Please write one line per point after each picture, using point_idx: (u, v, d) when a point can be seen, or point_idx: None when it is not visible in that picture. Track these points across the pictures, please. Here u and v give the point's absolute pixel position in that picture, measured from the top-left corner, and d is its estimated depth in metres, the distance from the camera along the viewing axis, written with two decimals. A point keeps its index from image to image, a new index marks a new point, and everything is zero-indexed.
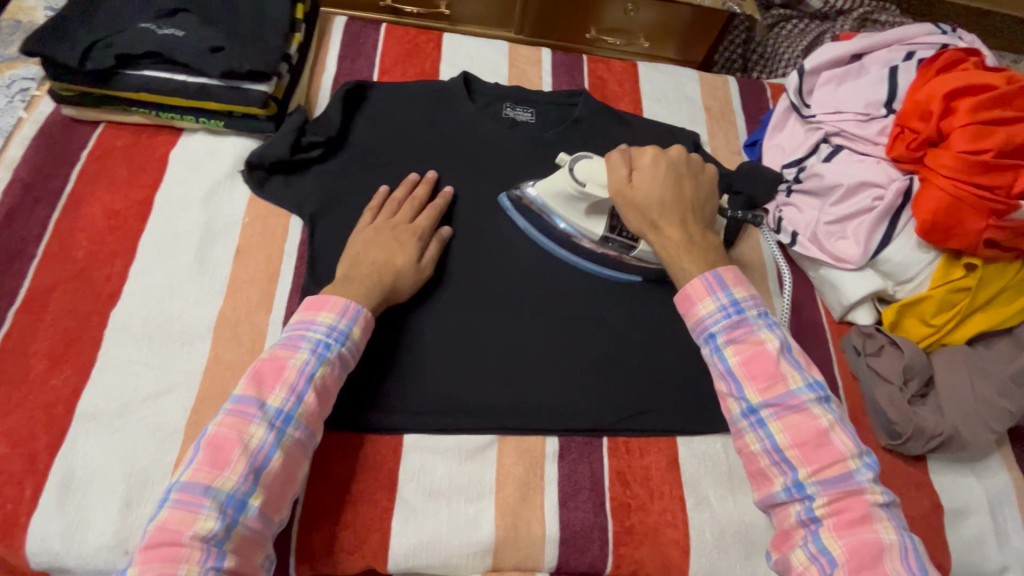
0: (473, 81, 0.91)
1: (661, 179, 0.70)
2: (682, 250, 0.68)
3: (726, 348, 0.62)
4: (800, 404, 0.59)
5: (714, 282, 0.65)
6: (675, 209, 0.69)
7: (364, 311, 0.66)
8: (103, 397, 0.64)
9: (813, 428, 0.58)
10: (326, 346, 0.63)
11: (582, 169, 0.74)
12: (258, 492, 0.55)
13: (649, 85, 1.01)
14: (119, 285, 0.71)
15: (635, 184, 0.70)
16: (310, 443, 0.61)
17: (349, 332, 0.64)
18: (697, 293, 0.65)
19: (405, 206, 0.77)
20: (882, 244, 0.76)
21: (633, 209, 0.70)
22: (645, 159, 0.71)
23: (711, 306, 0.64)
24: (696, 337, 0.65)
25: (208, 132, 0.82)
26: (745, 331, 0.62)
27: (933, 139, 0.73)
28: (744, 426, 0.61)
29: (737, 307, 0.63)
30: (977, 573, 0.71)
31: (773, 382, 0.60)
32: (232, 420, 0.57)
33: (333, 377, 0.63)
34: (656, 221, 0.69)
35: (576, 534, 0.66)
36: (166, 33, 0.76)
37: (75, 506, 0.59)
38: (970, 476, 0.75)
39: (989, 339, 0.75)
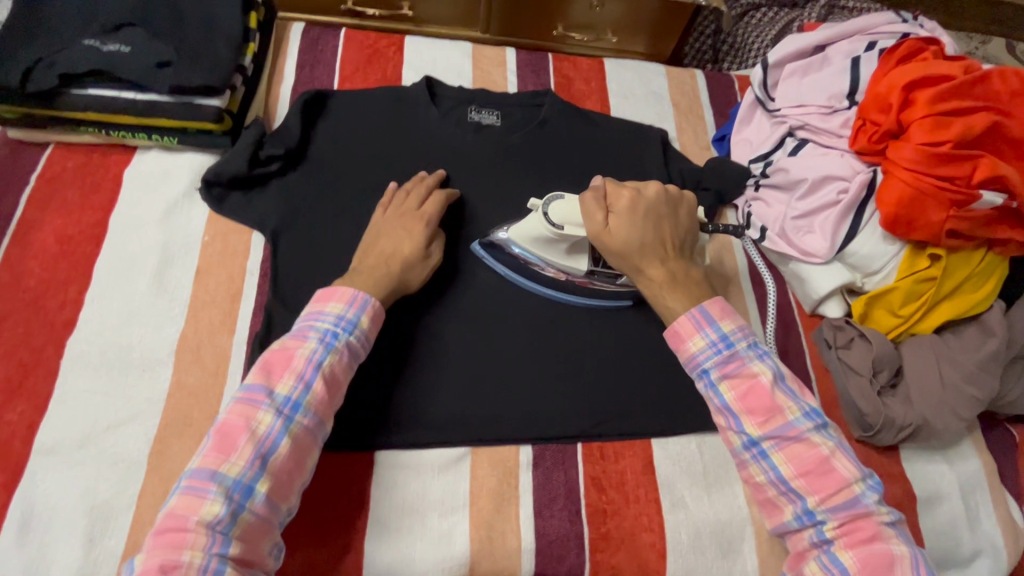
0: (436, 86, 0.89)
1: (639, 223, 0.69)
2: (667, 289, 0.68)
3: (721, 385, 0.62)
4: (799, 433, 0.60)
5: (701, 318, 0.64)
6: (656, 249, 0.69)
7: (373, 301, 0.65)
8: (62, 429, 0.63)
9: (814, 457, 0.59)
10: (335, 336, 0.62)
11: (557, 211, 0.71)
12: (264, 479, 0.54)
13: (616, 82, 1.00)
14: (75, 312, 0.69)
15: (613, 229, 0.69)
16: (319, 432, 0.59)
17: (358, 321, 0.63)
18: (686, 330, 0.64)
19: (410, 194, 0.76)
20: (849, 236, 0.76)
21: (614, 254, 0.69)
22: (621, 201, 0.70)
23: (700, 343, 0.64)
24: (689, 372, 0.65)
25: (163, 149, 0.80)
26: (737, 365, 0.62)
27: (894, 130, 0.73)
28: (748, 459, 0.61)
29: (727, 341, 0.63)
30: (951, 558, 0.72)
31: (770, 415, 0.60)
32: (241, 407, 0.56)
33: (343, 366, 0.62)
34: (639, 264, 0.68)
35: (552, 543, 0.66)
36: (110, 49, 0.73)
37: (35, 543, 0.58)
38: (942, 463, 0.76)
39: (957, 327, 0.75)
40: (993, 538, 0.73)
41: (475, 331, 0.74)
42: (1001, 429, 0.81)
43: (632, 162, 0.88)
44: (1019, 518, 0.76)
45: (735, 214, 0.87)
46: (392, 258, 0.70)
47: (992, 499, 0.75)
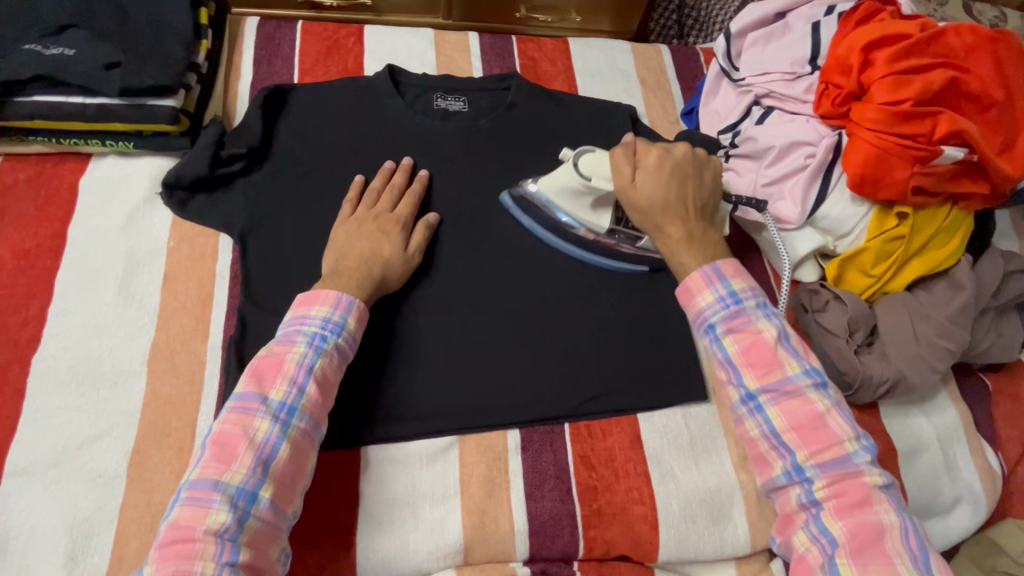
0: (399, 74, 0.87)
1: (664, 179, 0.68)
2: (685, 248, 0.66)
3: (726, 338, 0.61)
4: (797, 390, 0.59)
5: (712, 274, 0.63)
6: (679, 208, 0.67)
7: (357, 301, 0.64)
8: (34, 448, 0.61)
9: (809, 413, 0.58)
10: (323, 338, 0.60)
11: (587, 164, 0.72)
12: (267, 485, 0.53)
13: (582, 61, 0.99)
14: (38, 329, 0.67)
15: (638, 184, 0.68)
16: (316, 434, 0.58)
17: (345, 323, 0.62)
18: (695, 285, 0.63)
19: (385, 193, 0.76)
20: (819, 200, 0.77)
21: (636, 209, 0.68)
22: (650, 157, 0.69)
23: (709, 297, 0.62)
24: (695, 327, 0.64)
25: (119, 155, 0.78)
26: (743, 320, 0.61)
27: (856, 92, 0.74)
28: (744, 414, 0.61)
29: (735, 297, 0.62)
30: (933, 507, 0.75)
31: (770, 369, 0.59)
32: (236, 416, 0.55)
33: (334, 368, 0.61)
34: (659, 221, 0.67)
35: (545, 524, 0.66)
36: (53, 53, 0.70)
37: (15, 565, 0.56)
38: (920, 416, 0.78)
39: (927, 283, 0.77)
40: (971, 484, 0.76)
41: (452, 319, 0.73)
42: (975, 379, 0.83)
43: (602, 141, 0.88)
44: (995, 464, 0.78)
45: None
46: (371, 257, 0.69)
47: (969, 447, 0.78)
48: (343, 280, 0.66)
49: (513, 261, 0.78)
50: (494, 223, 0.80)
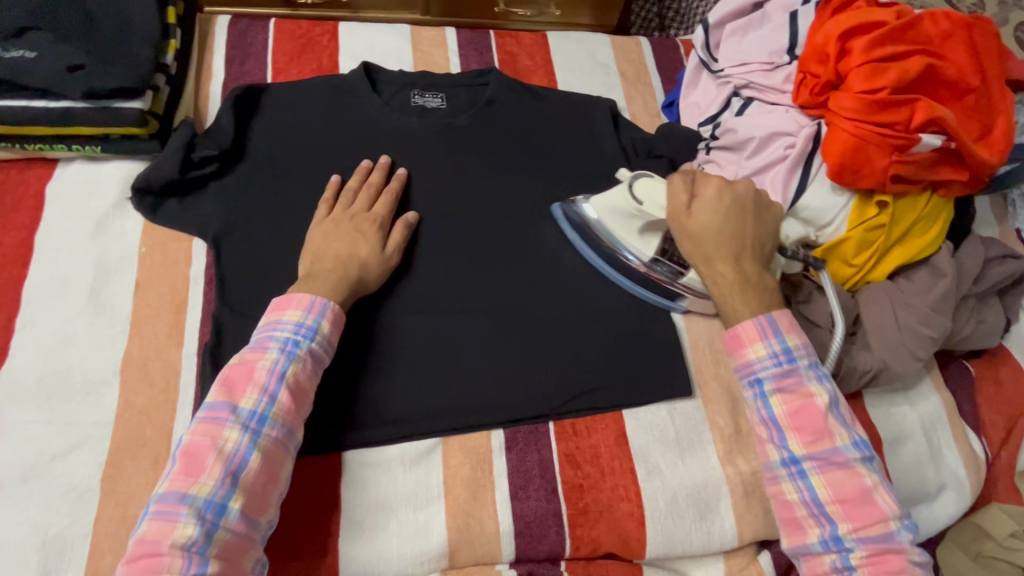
0: (375, 72, 0.86)
1: (722, 214, 0.69)
2: (734, 288, 0.67)
3: (773, 398, 0.62)
4: (845, 460, 0.59)
5: (767, 326, 0.64)
6: (732, 245, 0.68)
7: (332, 305, 0.63)
8: (4, 463, 0.59)
9: (856, 485, 0.58)
10: (295, 344, 0.59)
11: (641, 187, 0.74)
12: (237, 496, 0.52)
13: (562, 55, 0.98)
14: (5, 340, 0.65)
15: (692, 215, 0.70)
16: (291, 442, 0.57)
17: (318, 327, 0.61)
18: (748, 335, 0.64)
19: (362, 193, 0.74)
20: (799, 190, 0.76)
21: (689, 239, 0.70)
22: (709, 189, 0.70)
23: (761, 351, 0.63)
24: (740, 379, 0.65)
25: (87, 159, 0.76)
26: (794, 381, 0.62)
27: (834, 81, 0.73)
28: (783, 476, 0.60)
29: (788, 355, 0.62)
30: (918, 495, 0.75)
31: (819, 437, 0.60)
32: (205, 428, 0.54)
33: (309, 374, 0.59)
34: (711, 256, 0.68)
35: (531, 524, 0.65)
36: (14, 56, 0.68)
37: None
38: (904, 405, 0.78)
39: (909, 271, 0.77)
40: (955, 470, 0.76)
41: (433, 320, 0.72)
42: (957, 365, 0.84)
43: (583, 137, 0.87)
44: (979, 449, 0.79)
45: None
46: (348, 259, 0.68)
47: (953, 434, 0.78)
48: (322, 283, 0.65)
49: (494, 260, 0.77)
50: (474, 221, 0.79)
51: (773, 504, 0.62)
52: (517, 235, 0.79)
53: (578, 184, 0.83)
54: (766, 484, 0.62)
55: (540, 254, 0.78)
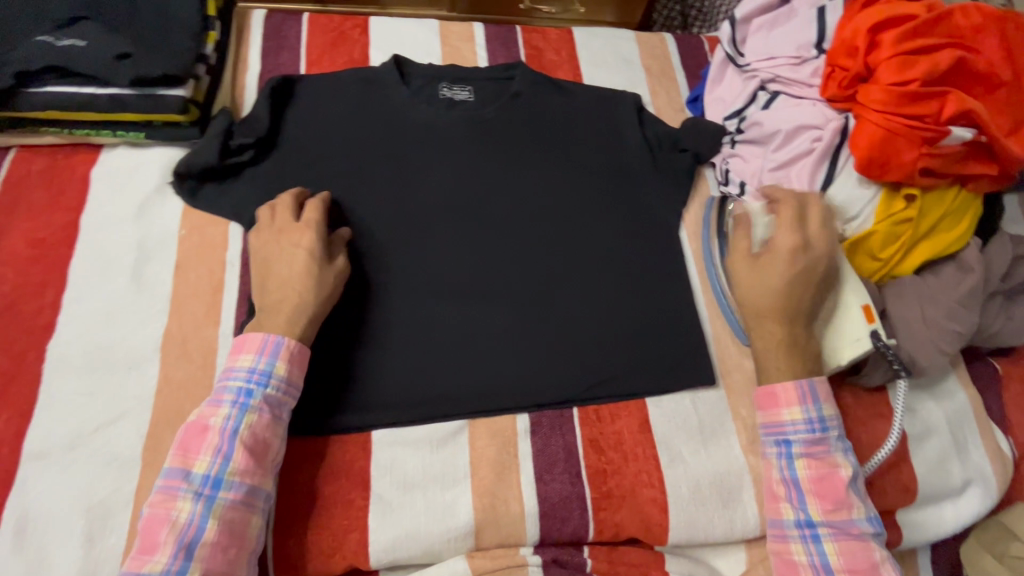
0: (405, 65, 0.88)
1: (789, 271, 0.68)
2: (778, 347, 0.68)
3: (799, 460, 0.64)
4: (860, 533, 0.62)
5: (807, 392, 0.65)
6: (789, 305, 0.68)
7: (285, 342, 0.62)
8: (51, 432, 0.62)
9: (866, 557, 0.61)
10: (248, 394, 0.60)
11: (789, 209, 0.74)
12: (192, 567, 0.53)
13: (587, 50, 0.99)
14: (53, 316, 0.67)
15: (757, 268, 0.70)
16: (251, 503, 0.57)
17: (273, 370, 0.61)
18: (786, 397, 0.66)
19: (279, 216, 0.70)
20: (826, 183, 0.77)
21: (749, 288, 0.70)
22: (783, 244, 0.70)
23: (797, 415, 0.65)
24: (766, 435, 0.67)
25: (130, 145, 0.78)
26: (823, 450, 0.64)
27: (862, 75, 0.73)
28: (794, 536, 0.63)
29: (822, 424, 0.65)
30: (943, 490, 0.75)
31: (838, 506, 0.62)
32: (161, 499, 0.55)
33: (268, 426, 0.60)
34: (763, 313, 0.69)
35: (555, 506, 0.66)
36: (66, 44, 0.71)
37: (34, 547, 0.57)
38: (929, 400, 0.78)
39: (935, 266, 0.77)
40: (981, 466, 0.76)
41: (459, 307, 0.73)
42: (983, 362, 0.83)
43: (608, 130, 0.88)
44: (1005, 447, 0.78)
45: (712, 173, 0.88)
46: (284, 291, 0.65)
47: (979, 430, 0.78)
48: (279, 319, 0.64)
49: (521, 248, 0.78)
50: (500, 211, 0.80)
51: (774, 559, 0.63)
52: (542, 225, 0.80)
53: (602, 175, 0.84)
54: (772, 540, 0.64)
55: (564, 244, 0.79)
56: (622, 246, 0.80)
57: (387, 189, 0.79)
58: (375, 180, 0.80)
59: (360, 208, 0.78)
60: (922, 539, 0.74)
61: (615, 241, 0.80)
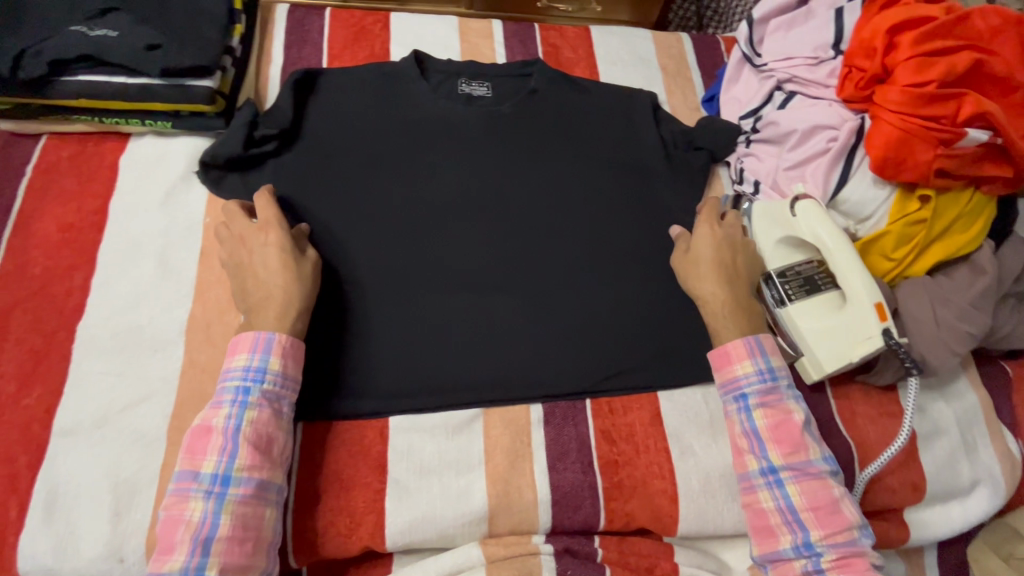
0: (425, 60, 0.89)
1: (716, 246, 0.74)
2: (724, 307, 0.70)
3: (756, 411, 0.65)
4: (817, 472, 0.63)
5: (754, 346, 0.68)
6: (725, 272, 0.72)
7: (276, 337, 0.63)
8: (79, 411, 0.64)
9: (827, 495, 0.62)
10: (247, 391, 0.61)
11: (804, 209, 0.74)
12: (211, 563, 0.54)
13: (604, 49, 1.00)
14: (82, 298, 0.69)
15: (691, 250, 0.75)
16: (262, 496, 0.58)
17: (267, 366, 0.62)
18: (737, 353, 0.67)
19: (237, 223, 0.71)
20: (840, 183, 0.77)
21: (689, 269, 0.74)
22: (702, 229, 0.76)
23: (748, 368, 0.67)
24: (724, 393, 0.68)
25: (156, 135, 0.80)
26: (776, 398, 0.66)
27: (880, 75, 0.74)
28: (760, 485, 0.64)
29: (772, 373, 0.67)
30: (951, 490, 0.76)
31: (796, 449, 0.63)
32: (174, 501, 0.57)
33: (269, 421, 0.61)
34: (707, 282, 0.72)
35: (567, 494, 0.67)
36: (98, 34, 0.73)
37: (63, 521, 0.59)
38: (939, 400, 0.78)
39: (948, 267, 0.77)
40: (990, 466, 0.77)
41: (475, 298, 0.75)
42: (994, 364, 0.83)
43: (623, 128, 0.89)
44: (1015, 448, 0.79)
45: (727, 171, 0.89)
46: (265, 300, 0.65)
47: (988, 431, 0.78)
48: (268, 322, 0.64)
49: (537, 242, 0.79)
50: (517, 205, 0.81)
51: (746, 511, 0.64)
52: (557, 219, 0.81)
53: (618, 172, 0.85)
54: (742, 493, 0.65)
55: (579, 238, 0.80)
56: (636, 241, 0.81)
57: (406, 181, 0.81)
58: (395, 172, 0.81)
59: (379, 200, 0.79)
60: (929, 537, 0.75)
61: (629, 236, 0.81)
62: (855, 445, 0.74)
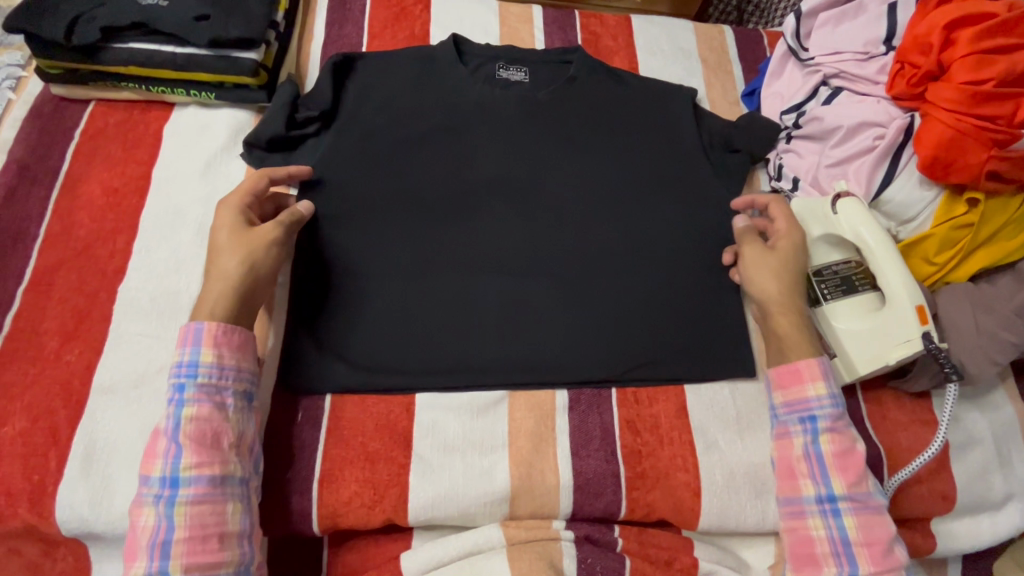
0: (463, 44, 0.89)
1: (802, 258, 0.72)
2: (801, 321, 0.69)
3: (824, 435, 0.63)
4: (875, 506, 0.62)
5: (827, 369, 0.66)
6: (804, 288, 0.71)
7: (205, 328, 0.61)
8: (118, 369, 0.65)
9: (882, 531, 0.61)
10: (182, 388, 0.59)
11: (845, 209, 0.73)
12: (173, 566, 0.54)
13: (644, 39, 0.99)
14: (124, 261, 0.71)
15: (778, 253, 0.72)
16: (215, 492, 0.57)
17: (199, 359, 0.60)
18: (810, 373, 0.65)
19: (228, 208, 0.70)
20: (884, 183, 0.76)
21: (774, 268, 0.71)
22: (794, 235, 0.73)
23: (821, 389, 0.65)
24: (793, 413, 0.65)
25: (200, 105, 0.81)
26: (843, 425, 0.64)
27: (934, 72, 0.72)
28: (813, 511, 0.62)
29: (841, 400, 0.65)
30: (983, 502, 0.74)
31: (859, 479, 0.62)
32: (134, 506, 0.57)
33: (211, 415, 0.59)
34: (789, 290, 0.70)
35: (589, 481, 0.67)
36: (149, 3, 0.75)
37: (99, 474, 0.60)
38: (975, 410, 0.76)
39: (992, 275, 0.75)
40: None
41: (506, 281, 0.75)
42: None
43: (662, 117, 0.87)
44: None
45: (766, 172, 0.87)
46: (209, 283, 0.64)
47: None
48: (205, 310, 0.62)
49: (570, 228, 0.79)
50: (550, 191, 0.81)
51: (790, 535, 0.63)
52: (589, 207, 0.80)
53: (653, 162, 0.84)
54: (787, 517, 0.64)
55: (613, 227, 0.80)
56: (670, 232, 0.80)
57: (440, 160, 0.81)
58: (431, 153, 0.81)
59: (414, 180, 0.79)
60: (956, 549, 0.74)
61: (663, 226, 0.80)
62: (885, 451, 0.73)
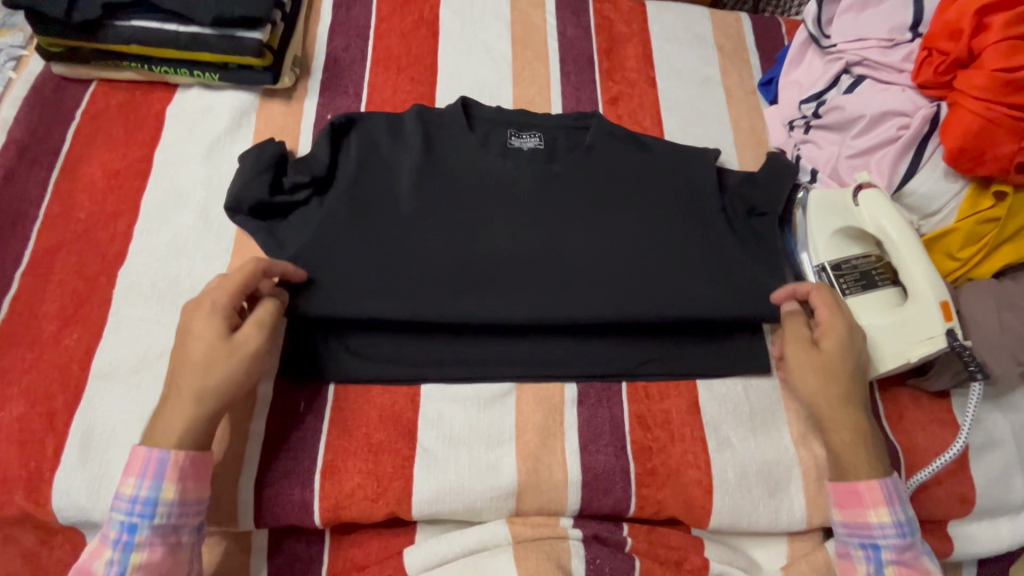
0: (473, 106, 0.79)
1: (852, 352, 0.65)
2: (855, 435, 0.63)
3: (889, 567, 0.61)
4: None
5: (892, 493, 0.62)
6: (858, 388, 0.65)
7: (168, 462, 0.55)
8: (118, 354, 0.64)
9: None
10: (133, 528, 0.54)
11: (867, 202, 0.70)
12: None
13: (659, 25, 0.96)
14: (124, 245, 0.69)
15: (824, 355, 0.65)
16: None
17: (157, 497, 0.55)
18: (872, 499, 0.61)
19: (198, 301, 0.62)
20: (908, 175, 0.73)
21: (821, 376, 0.64)
22: (840, 328, 0.65)
23: (885, 516, 0.61)
24: (854, 538, 0.62)
25: (203, 86, 0.80)
26: (912, 556, 0.61)
27: (963, 59, 0.69)
28: None
29: (909, 527, 0.61)
30: (1002, 505, 0.72)
31: None
32: None
33: (161, 561, 0.55)
34: (841, 400, 0.64)
35: (598, 477, 0.66)
36: None
37: (97, 461, 0.59)
38: (996, 410, 0.74)
39: (1017, 271, 0.72)
40: None
41: None
42: None
43: None
44: None
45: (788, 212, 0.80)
46: (178, 401, 0.57)
47: None
48: (172, 439, 0.56)
49: None
50: None
51: None
52: (609, 267, 0.70)
53: None
54: None
55: None
56: None
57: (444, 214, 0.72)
58: None
59: None
60: (973, 552, 0.72)
61: None
62: (903, 452, 0.70)
